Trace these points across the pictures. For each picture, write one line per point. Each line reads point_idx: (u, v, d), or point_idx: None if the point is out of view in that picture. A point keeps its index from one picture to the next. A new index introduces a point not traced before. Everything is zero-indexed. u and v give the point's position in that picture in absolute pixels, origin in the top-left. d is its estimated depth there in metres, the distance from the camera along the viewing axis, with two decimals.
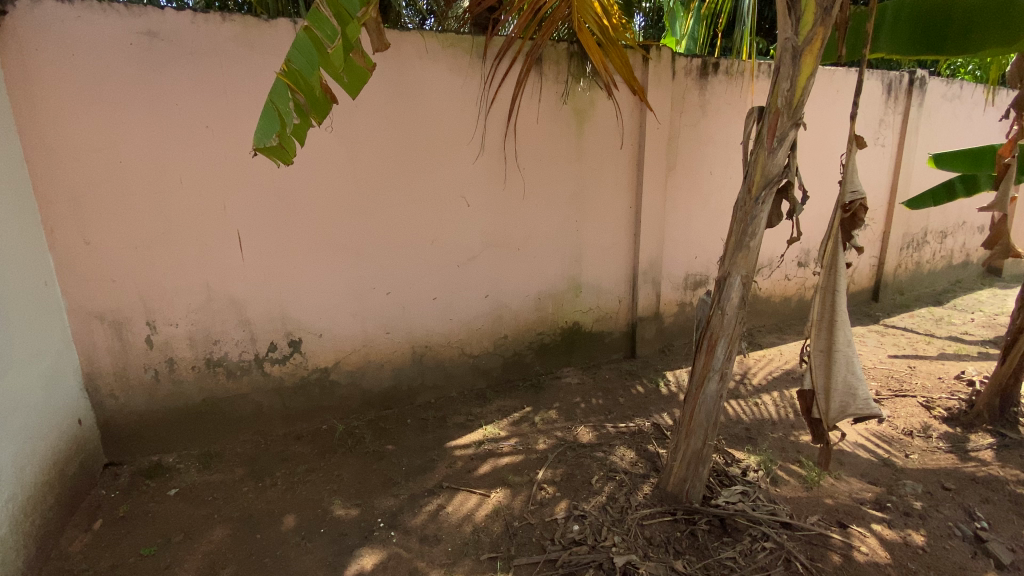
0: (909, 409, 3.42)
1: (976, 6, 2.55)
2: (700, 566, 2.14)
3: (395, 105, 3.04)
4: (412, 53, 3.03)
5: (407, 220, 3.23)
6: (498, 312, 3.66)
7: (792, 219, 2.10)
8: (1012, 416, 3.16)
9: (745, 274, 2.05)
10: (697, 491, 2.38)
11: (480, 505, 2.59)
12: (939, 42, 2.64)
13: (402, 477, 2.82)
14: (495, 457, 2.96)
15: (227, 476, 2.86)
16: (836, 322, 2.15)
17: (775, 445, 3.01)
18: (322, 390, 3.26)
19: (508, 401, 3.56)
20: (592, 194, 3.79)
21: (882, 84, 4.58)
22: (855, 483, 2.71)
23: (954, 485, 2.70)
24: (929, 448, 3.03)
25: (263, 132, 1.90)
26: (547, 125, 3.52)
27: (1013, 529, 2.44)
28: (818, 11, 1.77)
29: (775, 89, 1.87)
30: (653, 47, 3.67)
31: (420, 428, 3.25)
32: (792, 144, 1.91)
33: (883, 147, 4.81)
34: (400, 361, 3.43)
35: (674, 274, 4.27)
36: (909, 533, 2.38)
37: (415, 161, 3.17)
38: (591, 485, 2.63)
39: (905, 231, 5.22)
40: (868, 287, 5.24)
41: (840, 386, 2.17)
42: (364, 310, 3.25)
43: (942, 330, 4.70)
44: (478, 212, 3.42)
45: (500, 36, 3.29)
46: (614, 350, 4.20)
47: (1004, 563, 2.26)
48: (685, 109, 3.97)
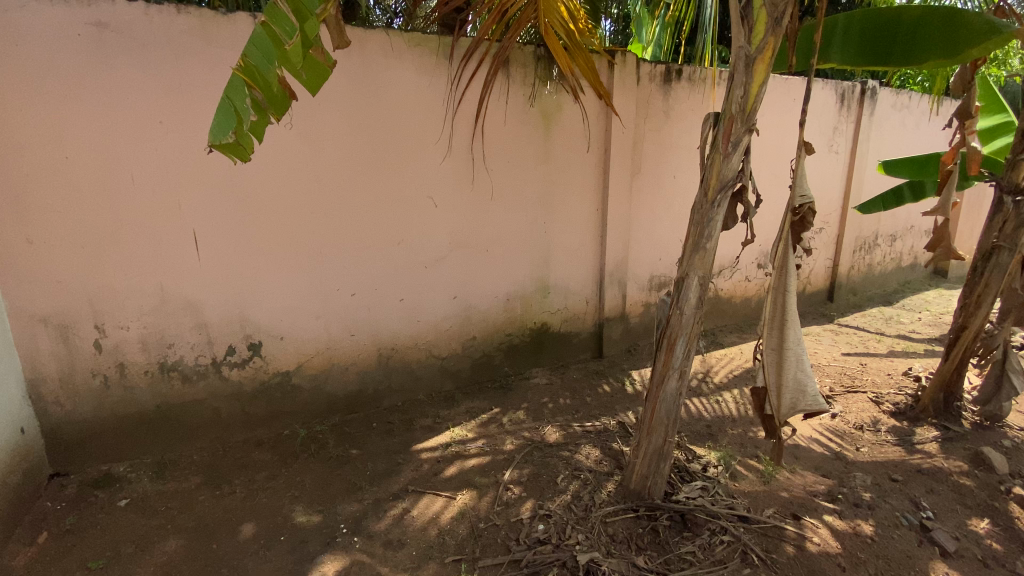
0: (861, 405, 3.58)
1: (919, 21, 2.70)
2: (661, 561, 2.18)
3: (360, 104, 3.00)
4: (377, 52, 2.99)
5: (372, 220, 3.19)
6: (466, 313, 3.64)
7: (747, 222, 2.17)
8: (955, 410, 3.34)
9: (702, 274, 2.10)
10: (659, 488, 2.42)
11: (446, 508, 2.57)
12: (886, 55, 2.78)
13: (367, 482, 2.78)
14: (462, 458, 2.95)
15: (182, 485, 2.75)
16: (787, 321, 2.22)
17: (735, 441, 3.09)
18: (284, 394, 3.18)
19: (476, 403, 3.55)
20: (560, 196, 3.83)
21: (836, 93, 4.79)
22: (809, 476, 2.81)
23: (901, 476, 2.83)
24: (878, 441, 3.18)
25: (218, 128, 1.84)
26: (514, 127, 3.53)
27: (955, 518, 2.58)
28: (769, 22, 1.84)
29: (729, 96, 1.93)
30: (618, 52, 3.73)
31: (386, 432, 3.21)
32: (746, 149, 1.97)
33: (837, 154, 5.02)
34: (366, 363, 3.38)
35: (640, 276, 4.35)
36: (858, 523, 2.48)
37: (381, 161, 3.14)
38: (557, 485, 2.65)
39: (858, 234, 5.46)
40: (824, 288, 5.45)
41: (791, 383, 2.25)
42: (327, 312, 3.19)
43: (891, 329, 4.93)
44: (445, 213, 3.41)
45: (467, 37, 3.29)
46: (582, 351, 4.24)
47: (947, 550, 2.38)
48: (650, 114, 4.05)
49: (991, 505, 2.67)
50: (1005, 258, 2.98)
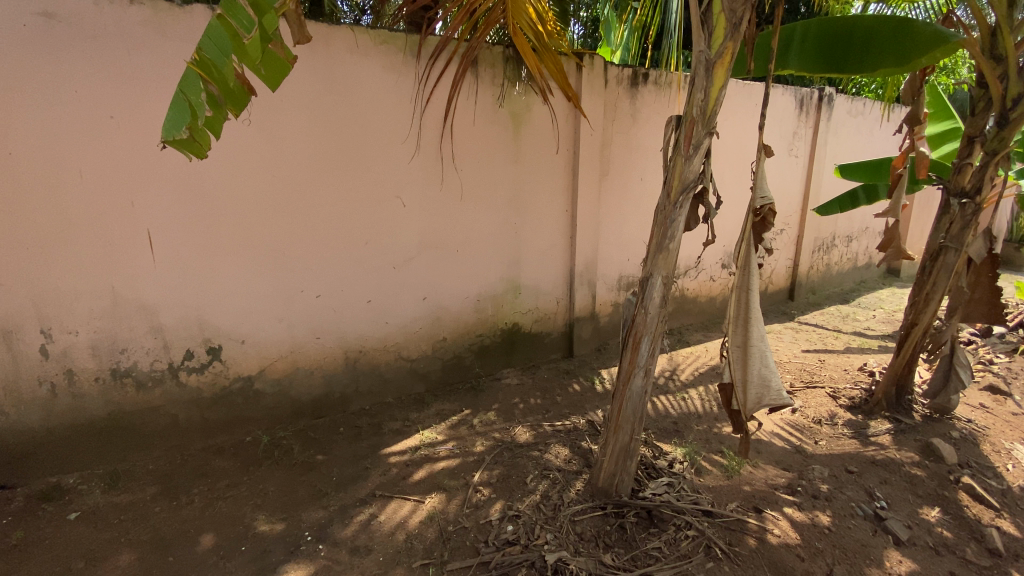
0: (819, 399, 3.71)
1: (872, 31, 2.82)
2: (628, 558, 2.20)
3: (325, 101, 2.94)
4: (342, 48, 2.93)
5: (339, 220, 3.13)
6: (436, 314, 3.61)
7: (708, 223, 2.22)
8: (907, 403, 3.50)
9: (665, 274, 2.14)
10: (626, 485, 2.45)
11: (414, 512, 2.53)
12: (842, 63, 2.88)
13: (333, 488, 2.72)
14: (431, 462, 2.91)
15: (137, 496, 2.63)
16: (751, 319, 2.28)
17: (700, 437, 3.16)
18: (246, 400, 3.08)
19: (447, 405, 3.52)
20: (530, 197, 3.83)
21: (795, 99, 4.96)
22: (770, 470, 2.89)
23: (856, 467, 2.95)
24: (836, 434, 3.30)
25: (172, 123, 1.78)
26: (484, 127, 3.52)
27: (907, 507, 2.70)
28: (728, 27, 1.88)
29: (690, 99, 1.97)
30: (586, 55, 3.76)
31: (353, 437, 3.15)
32: (707, 151, 2.01)
33: (797, 158, 5.19)
34: (332, 366, 3.31)
35: (609, 276, 4.40)
36: (816, 514, 2.57)
37: (347, 160, 3.08)
38: (526, 485, 2.65)
39: (817, 235, 5.66)
40: (785, 287, 5.63)
41: (755, 379, 2.30)
42: (292, 314, 3.11)
43: (848, 326, 5.14)
44: (414, 213, 3.37)
45: (435, 36, 3.26)
46: (553, 350, 4.26)
47: (900, 538, 2.49)
48: (617, 116, 4.10)
49: (940, 494, 2.81)
50: (952, 257, 3.13)
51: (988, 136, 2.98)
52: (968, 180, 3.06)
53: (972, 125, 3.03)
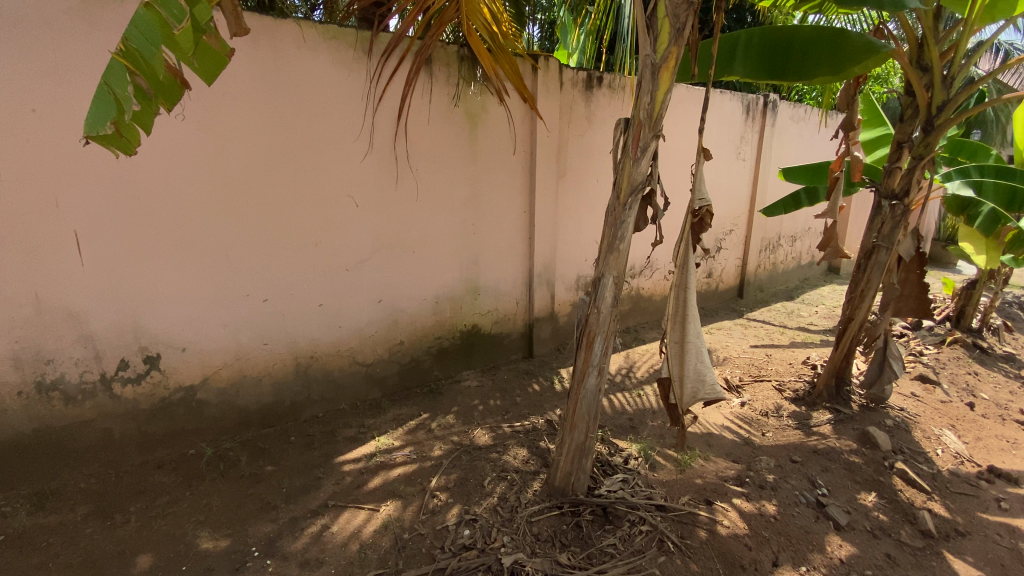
0: (766, 393, 3.87)
1: (809, 40, 2.96)
2: (583, 556, 2.21)
3: (270, 97, 2.83)
4: (289, 43, 2.83)
5: (287, 221, 3.02)
6: (392, 317, 3.54)
7: (656, 224, 2.26)
8: (846, 394, 3.69)
9: (616, 274, 2.17)
10: (582, 484, 2.46)
11: (368, 521, 2.46)
12: (782, 70, 3.00)
13: (282, 500, 2.61)
14: (387, 468, 2.85)
15: (66, 518, 2.44)
16: (688, 316, 2.34)
17: (655, 433, 3.23)
18: (188, 411, 2.92)
19: (404, 409, 3.45)
20: (488, 197, 3.82)
21: (742, 104, 5.16)
22: (721, 463, 2.99)
23: (800, 457, 3.08)
24: (781, 426, 3.45)
25: (95, 117, 1.64)
26: (439, 126, 3.48)
27: (846, 493, 2.84)
28: (672, 32, 1.92)
29: (637, 102, 2.00)
30: (541, 57, 3.77)
31: (305, 446, 3.04)
32: (654, 154, 2.05)
33: (745, 161, 5.40)
34: (282, 373, 3.18)
35: (567, 276, 4.45)
36: (763, 503, 2.66)
37: (296, 159, 2.97)
38: (484, 488, 2.62)
39: (763, 235, 5.91)
40: (734, 285, 5.85)
41: (692, 374, 2.36)
42: (237, 319, 2.97)
43: (793, 322, 5.39)
44: (368, 213, 3.29)
45: (388, 34, 3.20)
46: (513, 351, 4.26)
47: (840, 524, 2.62)
48: (573, 119, 4.15)
49: (876, 480, 2.97)
50: (883, 256, 3.31)
51: (915, 142, 3.17)
52: (897, 183, 3.25)
53: (901, 132, 3.22)
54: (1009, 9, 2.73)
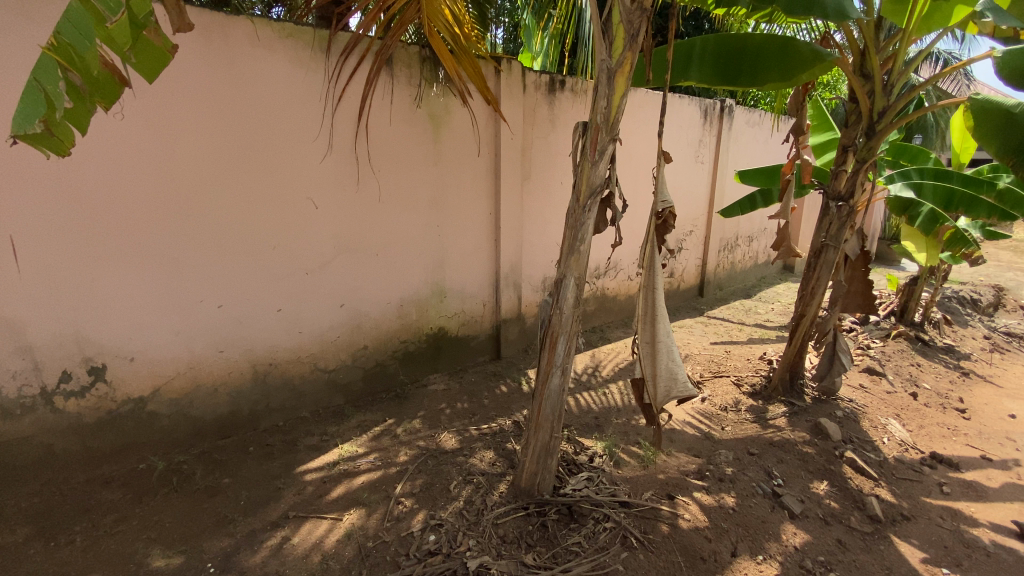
0: (725, 388, 4.00)
1: (761, 48, 3.09)
2: (548, 556, 2.23)
3: (223, 95, 2.74)
4: (241, 40, 2.74)
5: (243, 223, 2.93)
6: (356, 322, 3.47)
7: (616, 226, 2.31)
8: (799, 387, 3.85)
9: (578, 275, 2.20)
10: (547, 483, 2.48)
11: (331, 531, 2.41)
12: (734, 77, 3.13)
13: (240, 513, 2.52)
14: (351, 477, 2.79)
15: (3, 540, 2.28)
16: (657, 316, 2.38)
17: (619, 430, 3.29)
18: (138, 424, 2.79)
19: (369, 415, 3.39)
20: (452, 198, 3.79)
21: (699, 109, 5.31)
22: (682, 457, 3.06)
23: (757, 449, 3.19)
24: (739, 419, 3.57)
25: (22, 116, 1.55)
26: (402, 127, 3.44)
27: (800, 483, 2.96)
28: (626, 37, 1.96)
29: (595, 106, 2.03)
30: (504, 60, 3.78)
31: (265, 456, 2.94)
32: (612, 157, 2.09)
33: (703, 163, 5.56)
34: (239, 382, 3.08)
35: (533, 277, 4.47)
36: (723, 496, 2.74)
37: (251, 158, 2.89)
38: (449, 492, 2.60)
39: (722, 235, 6.10)
40: (695, 284, 6.01)
41: (664, 373, 2.41)
42: (190, 327, 2.86)
43: (750, 319, 5.58)
44: (328, 215, 3.22)
45: (347, 33, 3.15)
46: (480, 353, 4.25)
47: (794, 512, 2.73)
48: (536, 121, 4.17)
49: (828, 468, 3.11)
50: (831, 254, 3.47)
51: (858, 146, 3.33)
52: (843, 185, 3.41)
53: (846, 136, 3.38)
54: (944, 22, 2.87)
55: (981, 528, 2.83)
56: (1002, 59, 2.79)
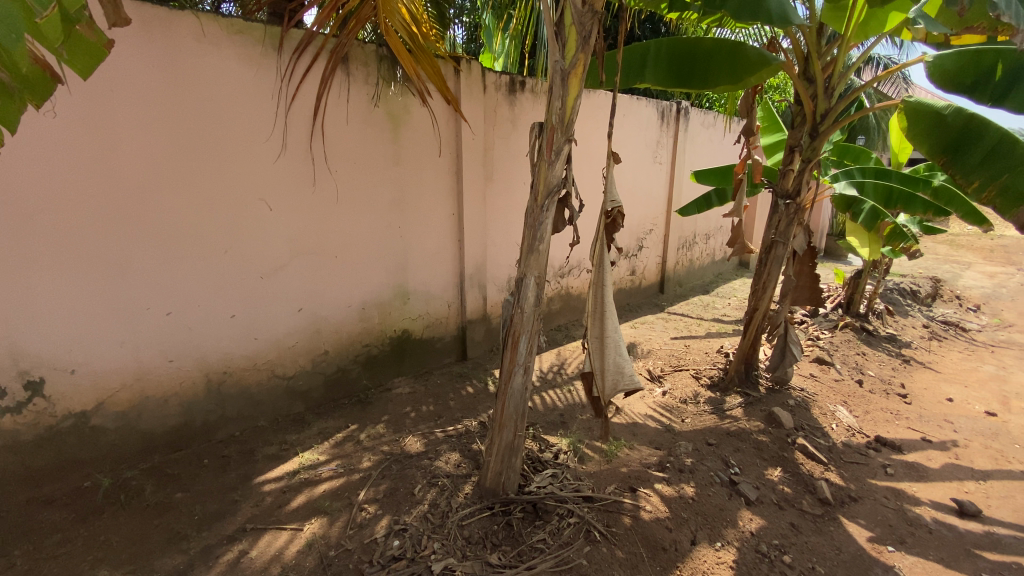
0: (685, 381, 4.12)
1: (713, 49, 3.19)
2: (513, 554, 2.24)
3: (165, 93, 2.62)
4: (186, 36, 2.64)
5: (192, 227, 2.81)
6: (314, 326, 3.39)
7: (573, 225, 2.34)
8: (754, 378, 4.00)
9: (537, 274, 2.21)
10: (512, 482, 2.48)
11: (291, 542, 2.35)
12: (688, 80, 3.25)
13: (193, 529, 2.42)
14: (312, 485, 2.72)
15: None
16: (606, 312, 2.41)
17: (583, 426, 3.34)
18: (81, 440, 2.63)
19: (331, 422, 3.32)
20: (413, 199, 3.75)
21: (657, 110, 5.45)
22: (644, 450, 3.14)
23: (715, 440, 3.29)
24: (698, 411, 3.69)
25: None
26: (359, 126, 3.38)
27: (755, 470, 3.08)
28: (579, 39, 1.99)
29: (549, 107, 2.05)
30: (463, 59, 3.77)
31: (220, 468, 2.84)
32: (568, 157, 2.11)
33: (661, 163, 5.70)
34: (191, 392, 2.95)
35: (498, 277, 4.48)
36: (683, 486, 2.81)
37: (199, 159, 2.77)
38: (413, 496, 2.57)
39: (680, 233, 6.28)
40: (656, 281, 6.16)
41: (612, 367, 2.44)
42: (136, 336, 2.73)
43: (709, 314, 5.77)
44: (283, 217, 3.13)
45: (300, 30, 3.07)
46: (445, 355, 4.23)
47: (750, 499, 2.84)
48: (497, 121, 4.18)
49: (781, 456, 3.24)
50: (781, 250, 3.61)
51: (804, 147, 3.48)
52: (790, 184, 3.56)
53: (793, 137, 3.53)
54: (878, 28, 3.06)
55: (923, 507, 3.01)
56: (933, 62, 2.97)
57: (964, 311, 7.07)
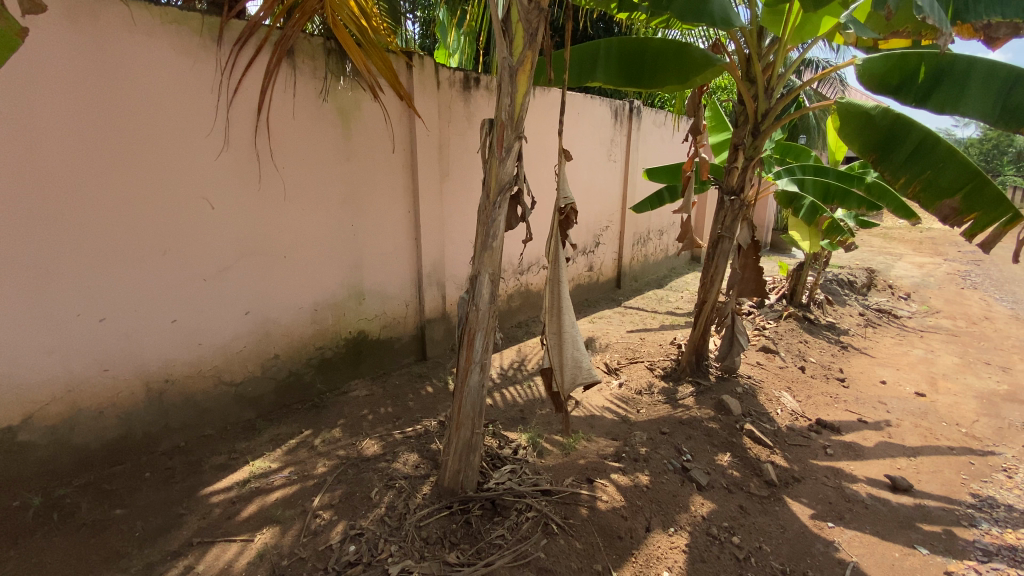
0: (640, 373, 4.23)
1: (661, 49, 3.27)
2: (472, 552, 2.24)
3: (94, 85, 2.46)
4: (115, 24, 2.48)
5: (128, 227, 2.66)
6: (263, 329, 3.27)
7: (525, 222, 2.35)
8: (705, 367, 4.15)
9: (492, 272, 2.21)
10: (471, 480, 2.48)
11: (241, 553, 2.26)
12: (637, 79, 3.32)
13: (134, 546, 2.28)
14: (263, 494, 2.63)
15: None
16: (563, 307, 2.44)
17: (542, 421, 3.38)
18: (7, 457, 2.44)
19: (284, 428, 3.21)
20: (366, 196, 3.67)
21: (610, 109, 5.55)
22: (601, 442, 3.21)
23: (668, 428, 3.40)
24: (653, 401, 3.80)
25: None
26: (306, 122, 3.27)
27: (706, 456, 3.21)
28: (526, 36, 2.00)
29: (499, 104, 2.05)
30: (415, 54, 3.73)
31: (163, 481, 2.69)
32: (518, 154, 2.12)
33: (616, 161, 5.82)
34: (130, 402, 2.79)
35: (456, 275, 4.45)
36: (638, 475, 2.89)
37: (133, 154, 2.62)
38: (370, 499, 2.52)
39: (635, 229, 6.44)
40: (613, 276, 6.29)
41: (570, 361, 2.48)
42: (67, 345, 2.55)
43: (663, 307, 5.95)
44: (226, 217, 3.00)
45: (240, 21, 2.94)
46: (404, 355, 4.17)
47: (701, 484, 2.95)
48: (452, 118, 4.14)
49: (730, 441, 3.38)
50: (726, 244, 3.76)
51: (747, 145, 3.63)
52: (734, 181, 3.70)
53: (737, 135, 3.67)
54: (813, 32, 3.15)
55: (859, 484, 3.22)
56: (863, 65, 3.16)
57: (896, 299, 7.59)
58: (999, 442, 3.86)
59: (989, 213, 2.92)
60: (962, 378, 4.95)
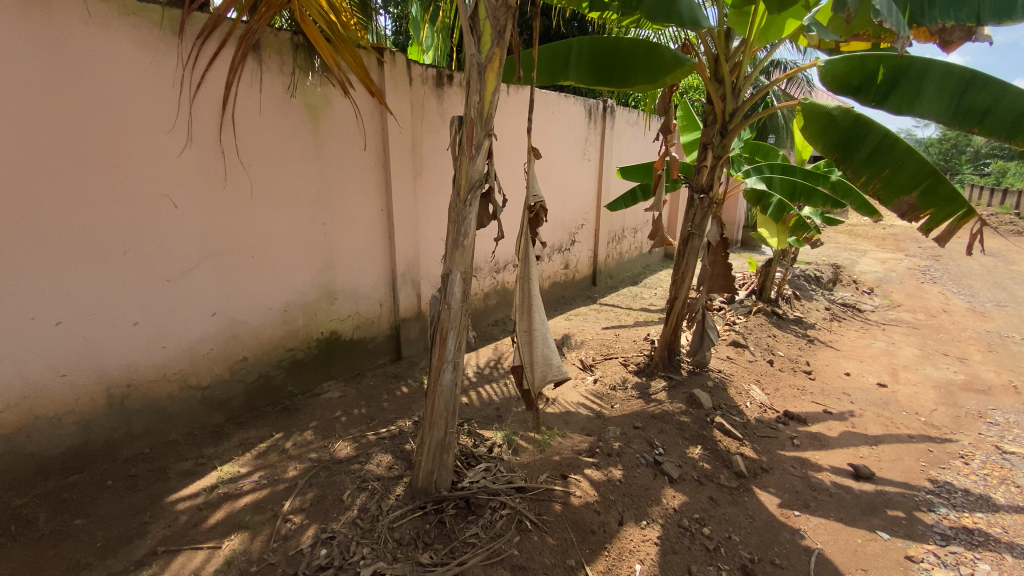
0: (614, 369, 4.28)
1: (632, 48, 3.30)
2: (446, 552, 2.23)
3: (47, 78, 2.35)
4: (69, 16, 2.37)
5: (86, 227, 2.55)
6: (231, 331, 3.19)
7: (496, 221, 2.34)
8: (677, 362, 4.22)
9: (463, 270, 2.20)
10: (445, 480, 2.47)
11: (209, 561, 2.20)
12: (609, 78, 3.35)
13: (95, 557, 2.20)
14: (232, 499, 2.57)
15: None
16: (533, 305, 2.44)
17: (517, 419, 3.39)
18: None
19: (254, 432, 3.14)
20: (338, 194, 3.62)
21: (584, 108, 5.58)
22: (576, 438, 3.24)
23: (641, 423, 3.45)
24: (627, 397, 3.85)
25: None
26: (274, 119, 3.20)
27: (678, 449, 3.27)
28: (494, 34, 1.99)
29: (468, 101, 2.04)
30: (387, 51, 3.69)
31: (126, 490, 2.60)
32: (488, 152, 2.12)
33: (590, 160, 5.86)
34: (90, 408, 2.69)
35: (431, 274, 4.42)
36: (612, 470, 2.93)
37: (90, 151, 2.52)
38: (342, 502, 2.49)
39: (609, 227, 6.50)
40: (588, 273, 6.34)
41: (540, 359, 2.49)
42: (21, 350, 2.44)
43: (637, 304, 6.02)
44: (191, 216, 2.91)
45: (204, 13, 2.85)
46: (378, 355, 4.13)
47: (673, 477, 3.00)
48: (425, 115, 4.10)
49: (701, 434, 3.45)
50: (696, 241, 3.83)
51: (716, 144, 3.69)
52: (704, 179, 3.77)
53: (706, 134, 3.73)
54: (778, 33, 3.24)
55: (824, 473, 3.33)
56: (825, 67, 3.25)
57: (860, 294, 7.86)
58: (955, 430, 4.04)
59: (945, 208, 3.07)
60: (922, 369, 5.16)
